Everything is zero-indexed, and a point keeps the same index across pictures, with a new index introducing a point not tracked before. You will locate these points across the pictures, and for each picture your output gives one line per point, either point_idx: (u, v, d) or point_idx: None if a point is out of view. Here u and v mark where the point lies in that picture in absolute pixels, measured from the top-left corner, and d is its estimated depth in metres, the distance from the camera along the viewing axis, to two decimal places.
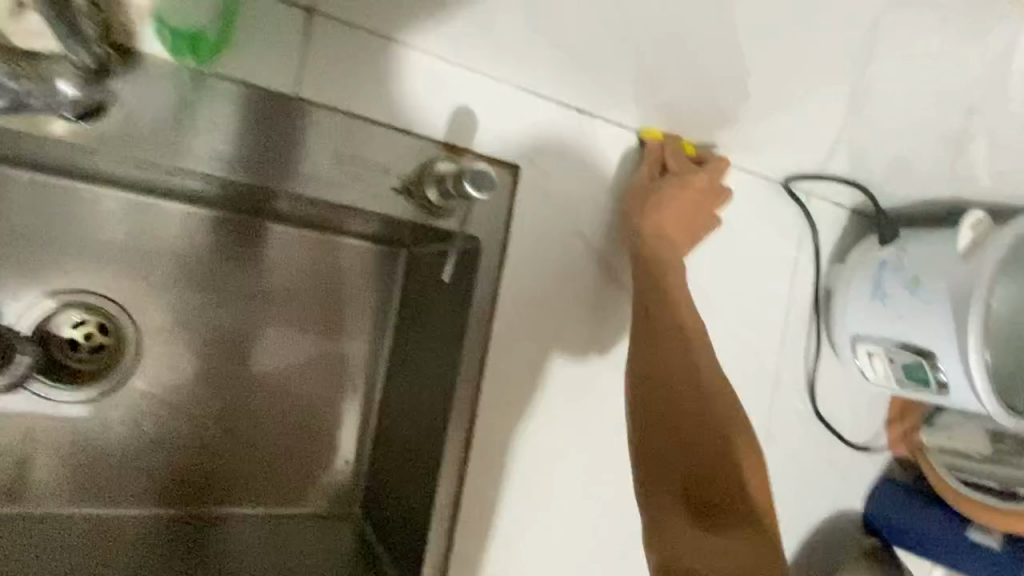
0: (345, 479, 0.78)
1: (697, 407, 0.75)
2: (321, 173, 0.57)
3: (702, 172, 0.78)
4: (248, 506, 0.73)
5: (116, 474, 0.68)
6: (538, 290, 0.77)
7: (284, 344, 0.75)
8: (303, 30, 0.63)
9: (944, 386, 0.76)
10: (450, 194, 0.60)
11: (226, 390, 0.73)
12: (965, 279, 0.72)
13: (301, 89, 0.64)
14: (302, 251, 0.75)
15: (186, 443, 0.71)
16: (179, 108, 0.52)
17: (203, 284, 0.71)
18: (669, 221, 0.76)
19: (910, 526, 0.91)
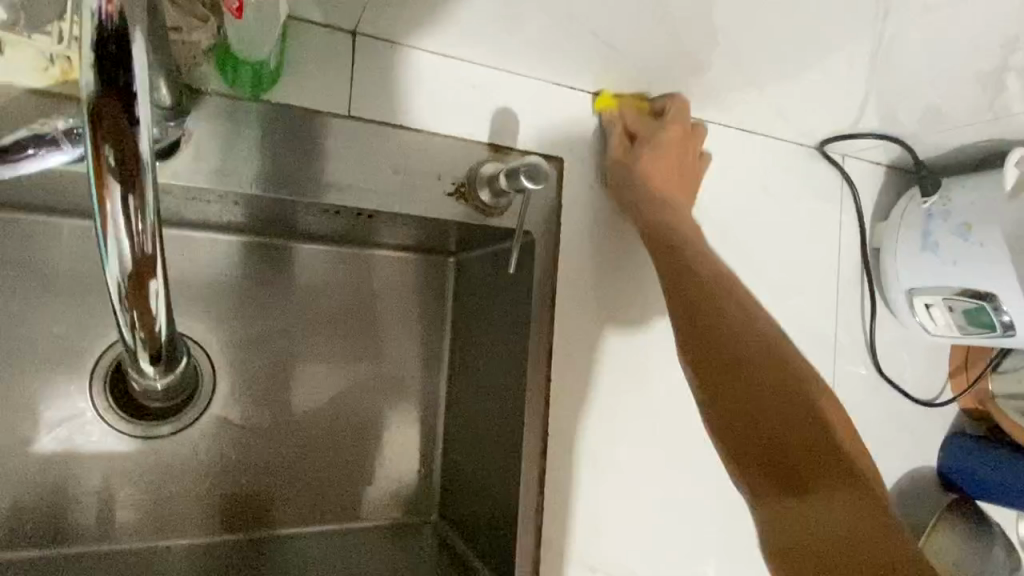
0: (413, 484, 0.80)
1: (736, 330, 0.63)
2: (376, 187, 0.60)
3: (665, 124, 0.76)
4: (322, 521, 0.76)
5: (198, 502, 0.71)
6: (590, 277, 0.78)
7: (341, 362, 0.77)
8: (348, 53, 0.67)
9: (1010, 327, 0.75)
10: (503, 190, 0.62)
11: (284, 410, 0.75)
12: (1019, 217, 0.72)
13: (353, 110, 0.67)
14: (349, 269, 0.78)
15: (258, 463, 0.74)
16: (235, 140, 0.55)
17: (256, 311, 0.74)
18: (655, 177, 0.74)
19: (986, 476, 0.90)
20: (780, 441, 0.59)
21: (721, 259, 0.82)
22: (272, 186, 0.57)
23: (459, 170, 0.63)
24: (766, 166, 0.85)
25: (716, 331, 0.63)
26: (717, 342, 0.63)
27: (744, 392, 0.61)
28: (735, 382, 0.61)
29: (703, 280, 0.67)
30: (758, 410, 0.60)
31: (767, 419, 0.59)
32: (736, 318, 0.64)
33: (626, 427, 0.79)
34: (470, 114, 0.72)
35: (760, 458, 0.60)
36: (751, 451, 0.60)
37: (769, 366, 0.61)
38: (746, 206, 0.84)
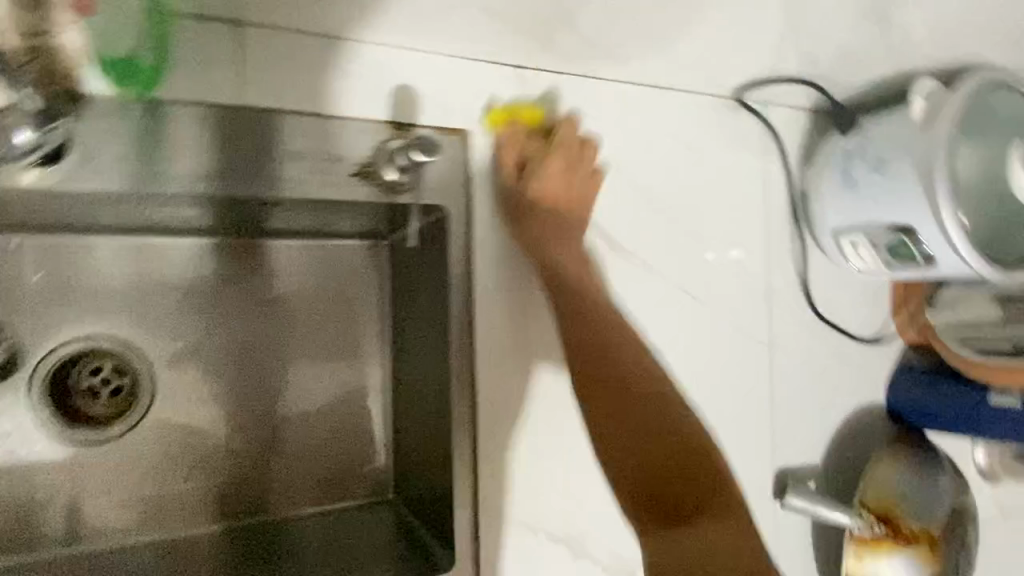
0: (388, 466, 0.77)
1: (619, 371, 0.74)
2: (295, 173, 0.62)
3: (552, 151, 0.74)
4: (304, 507, 0.73)
5: (173, 497, 0.69)
6: (511, 251, 0.75)
7: (292, 362, 0.74)
8: (229, 37, 0.63)
9: (931, 258, 0.76)
10: (408, 168, 0.63)
11: (256, 404, 0.72)
12: (925, 148, 0.73)
13: (244, 97, 0.64)
14: (290, 261, 0.74)
15: (205, 467, 0.70)
16: (151, 138, 0.58)
17: (214, 302, 0.72)
18: (548, 184, 0.73)
19: (930, 404, 0.92)
20: (666, 463, 0.75)
21: (647, 218, 0.82)
22: (206, 181, 0.60)
23: (359, 151, 0.64)
24: (691, 118, 0.84)
25: (594, 372, 0.74)
26: (597, 379, 0.74)
27: (615, 428, 0.75)
28: (611, 421, 0.75)
29: (605, 343, 0.74)
30: (642, 446, 0.75)
31: (645, 445, 0.75)
32: (626, 352, 0.74)
33: (564, 400, 0.77)
34: (363, 92, 0.68)
35: (638, 448, 0.75)
36: (626, 443, 0.76)
37: (645, 424, 0.75)
38: (668, 162, 0.83)
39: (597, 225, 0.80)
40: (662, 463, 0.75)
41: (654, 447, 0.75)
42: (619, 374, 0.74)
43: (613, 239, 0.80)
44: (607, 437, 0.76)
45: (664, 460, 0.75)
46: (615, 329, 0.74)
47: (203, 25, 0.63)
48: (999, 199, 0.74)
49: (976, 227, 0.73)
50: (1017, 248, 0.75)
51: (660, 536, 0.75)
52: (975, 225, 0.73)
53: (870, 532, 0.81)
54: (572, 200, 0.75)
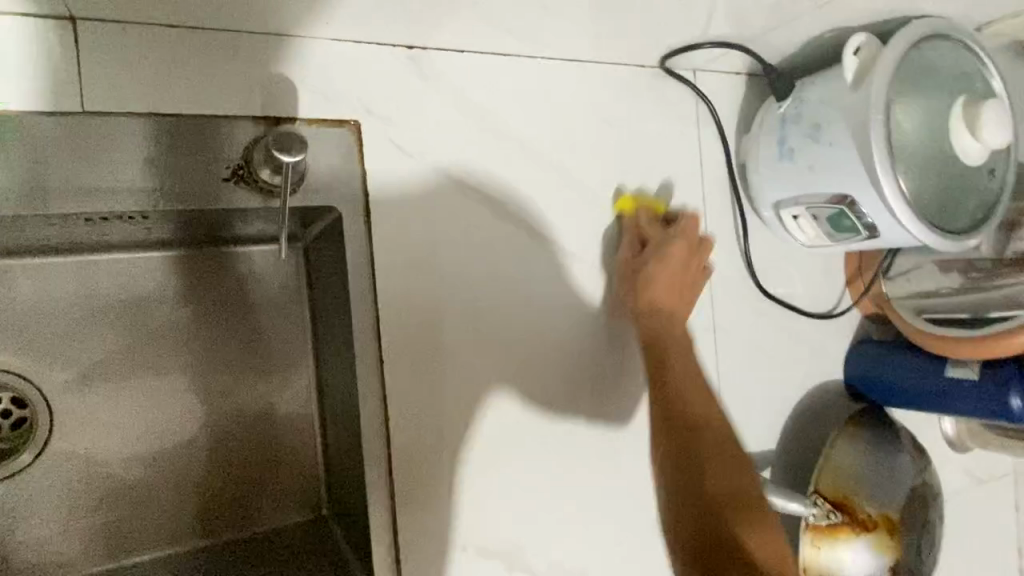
0: (326, 477, 0.72)
1: (689, 389, 0.71)
2: (179, 175, 0.57)
3: (674, 238, 0.77)
4: (276, 518, 0.70)
5: (141, 519, 0.65)
6: (419, 252, 0.69)
7: (255, 375, 0.69)
8: (62, 39, 0.55)
9: (873, 229, 0.71)
10: (282, 168, 0.57)
11: (229, 418, 0.69)
12: (859, 111, 0.67)
13: (86, 106, 0.56)
14: (214, 270, 0.69)
15: (140, 494, 0.65)
16: (79, 153, 0.54)
17: (174, 312, 0.67)
18: (663, 295, 0.75)
19: (888, 380, 0.87)
20: (723, 522, 0.63)
21: (573, 205, 0.77)
22: (156, 198, 0.56)
23: (232, 152, 0.58)
24: (611, 94, 0.79)
25: (676, 390, 0.71)
26: (676, 390, 0.71)
27: (676, 470, 0.67)
28: (682, 460, 0.67)
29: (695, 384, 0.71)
30: (689, 476, 0.66)
31: (688, 482, 0.65)
32: (704, 406, 0.70)
33: (490, 406, 0.72)
34: (230, 85, 0.60)
35: (697, 512, 0.64)
36: (698, 466, 0.66)
37: (680, 429, 0.69)
38: (591, 143, 0.78)
39: (518, 216, 0.74)
40: (696, 494, 0.65)
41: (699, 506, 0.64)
42: (693, 424, 0.69)
43: (533, 229, 0.74)
44: (676, 492, 0.66)
45: (710, 542, 0.62)
46: (697, 391, 0.71)
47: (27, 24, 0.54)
48: (938, 162, 0.69)
49: (919, 194, 0.68)
50: (961, 212, 0.71)
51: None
52: (916, 192, 0.68)
53: (827, 519, 0.77)
54: (676, 279, 0.76)
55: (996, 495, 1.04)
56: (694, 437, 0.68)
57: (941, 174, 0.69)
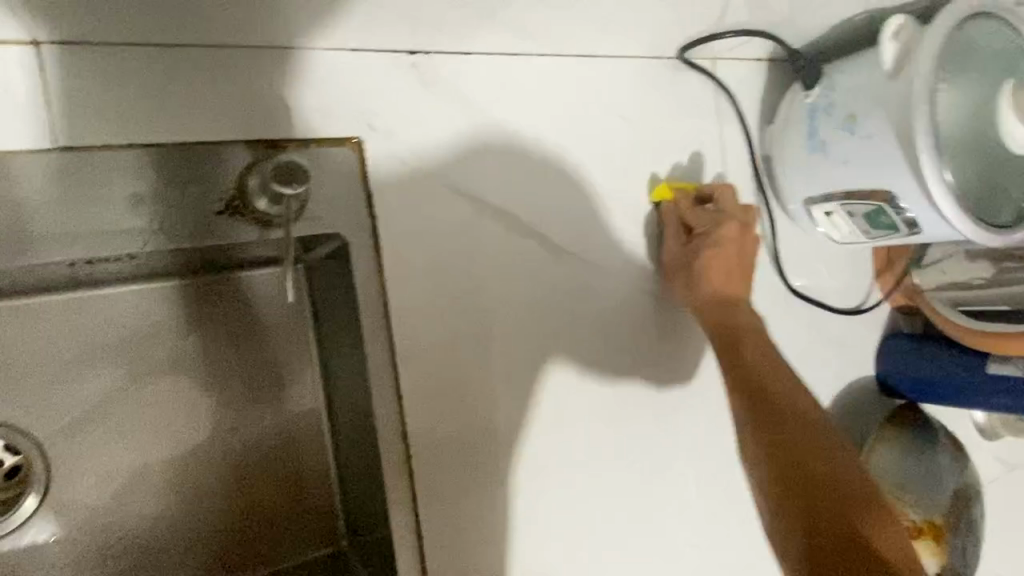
0: (342, 510, 0.67)
1: (768, 377, 0.69)
2: (166, 209, 0.52)
3: (722, 220, 0.74)
4: (292, 556, 0.65)
5: (152, 571, 0.61)
6: (434, 273, 0.65)
7: (265, 407, 0.64)
8: (32, 68, 0.51)
9: (913, 225, 0.67)
10: (280, 197, 0.52)
11: (242, 455, 0.64)
12: (901, 100, 0.62)
13: (60, 140, 0.52)
14: (212, 300, 0.63)
15: (148, 542, 0.61)
16: (70, 196, 0.49)
17: (176, 346, 0.61)
18: (717, 280, 0.73)
19: (923, 376, 0.84)
20: (816, 460, 0.63)
21: (591, 211, 0.73)
22: (156, 238, 0.52)
23: (227, 181, 0.53)
24: (627, 91, 0.74)
25: (755, 374, 0.69)
26: (757, 379, 0.69)
27: (777, 429, 0.65)
28: (774, 437, 0.65)
29: (756, 340, 0.72)
30: (783, 440, 0.65)
31: (781, 439, 0.65)
32: (759, 352, 0.71)
33: (515, 431, 0.68)
34: (226, 107, 0.57)
35: (801, 460, 0.63)
36: (789, 437, 0.65)
37: (787, 396, 0.68)
38: (608, 144, 0.74)
39: (536, 230, 0.70)
40: (804, 476, 0.62)
41: (760, 409, 0.67)
42: (772, 391, 0.68)
43: (550, 241, 0.71)
44: (774, 465, 0.64)
45: (819, 511, 0.59)
46: (753, 335, 0.72)
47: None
48: (981, 153, 0.65)
49: (965, 185, 0.63)
50: (1009, 203, 0.65)
51: (812, 533, 0.59)
52: (963, 184, 0.63)
53: None
54: (734, 260, 0.74)
55: None
56: (800, 413, 0.67)
57: (986, 164, 0.65)
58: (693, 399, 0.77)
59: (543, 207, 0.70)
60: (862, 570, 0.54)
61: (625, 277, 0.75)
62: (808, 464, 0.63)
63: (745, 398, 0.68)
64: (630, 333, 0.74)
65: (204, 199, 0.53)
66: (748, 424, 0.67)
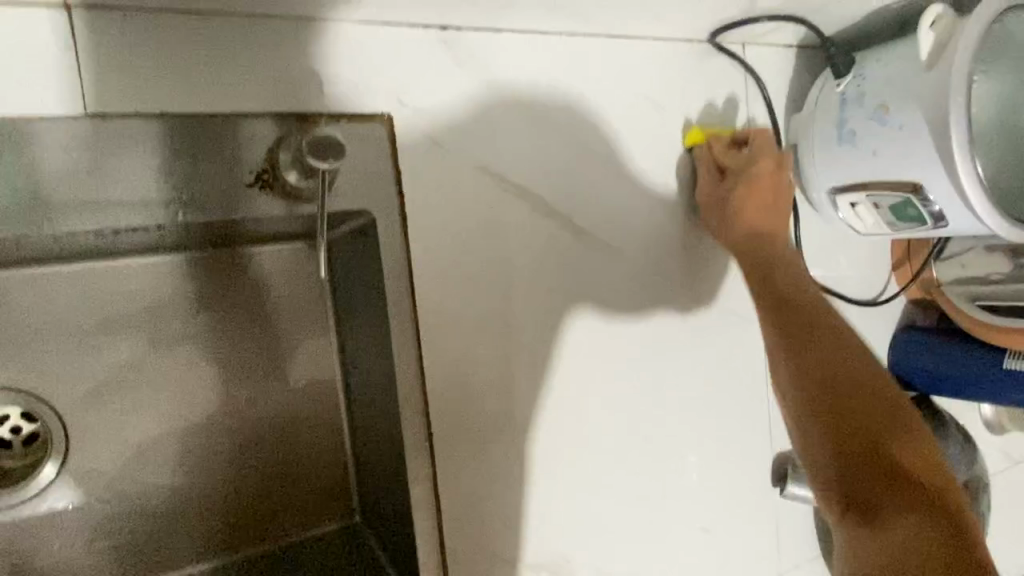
0: (356, 485, 0.68)
1: (798, 302, 0.68)
2: (192, 180, 0.51)
3: (755, 159, 0.74)
4: (305, 528, 0.66)
5: (167, 538, 0.61)
6: (461, 252, 0.65)
7: (281, 380, 0.64)
8: (62, 34, 0.50)
9: (940, 218, 0.66)
10: (311, 171, 0.51)
11: (258, 428, 0.64)
12: (937, 92, 0.61)
13: (90, 108, 0.51)
14: (227, 275, 0.62)
15: (163, 509, 0.61)
16: (96, 163, 0.49)
17: (194, 318, 0.61)
18: (758, 215, 0.73)
19: (937, 370, 0.84)
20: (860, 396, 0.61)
21: (616, 195, 0.72)
22: (182, 208, 0.51)
23: (254, 154, 0.52)
24: (655, 74, 0.74)
25: (791, 305, 0.68)
26: (786, 303, 0.68)
27: (811, 358, 0.64)
28: (812, 364, 0.63)
29: (800, 287, 0.70)
30: (822, 366, 0.63)
31: (823, 368, 0.63)
32: (799, 291, 0.69)
33: (535, 412, 0.68)
34: (260, 80, 0.56)
35: (842, 394, 0.61)
36: (825, 370, 0.63)
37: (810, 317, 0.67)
38: (635, 127, 0.73)
39: (562, 212, 0.70)
40: (840, 407, 0.61)
41: (829, 392, 0.62)
42: (804, 311, 0.67)
43: (574, 224, 0.70)
44: (810, 397, 0.62)
45: (860, 445, 0.58)
46: (785, 263, 0.71)
47: (32, 18, 0.49)
48: (1011, 148, 0.65)
49: (995, 178, 0.63)
50: None
51: (882, 529, 0.54)
52: (995, 180, 0.63)
53: None
54: (766, 182, 0.73)
55: None
56: (825, 329, 0.66)
57: (1017, 159, 0.64)
58: (709, 383, 0.78)
59: (570, 190, 0.70)
60: (914, 526, 0.53)
61: (649, 263, 0.75)
62: (851, 399, 0.61)
63: (811, 391, 0.62)
64: (649, 319, 0.74)
65: (231, 171, 0.52)
66: (818, 424, 0.61)
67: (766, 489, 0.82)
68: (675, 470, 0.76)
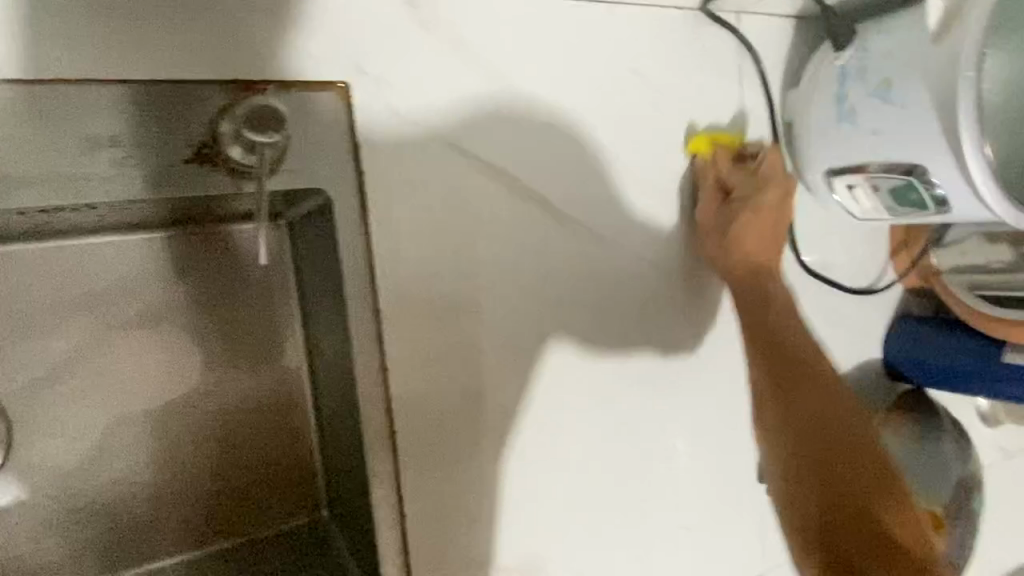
0: (324, 479, 0.64)
1: (795, 359, 0.67)
2: (127, 152, 0.46)
3: (762, 186, 0.70)
4: (270, 524, 0.62)
5: (120, 536, 0.57)
6: (430, 236, 0.60)
7: (240, 370, 0.60)
8: None
9: (943, 203, 0.62)
10: (256, 145, 0.46)
11: (215, 421, 0.59)
12: (946, 67, 0.56)
13: (10, 72, 0.46)
14: (180, 255, 0.57)
15: (114, 507, 0.57)
16: (20, 134, 0.44)
17: (143, 303, 0.56)
18: (757, 251, 0.69)
19: (934, 362, 0.81)
20: (851, 459, 0.61)
21: (601, 174, 0.68)
22: (116, 184, 0.46)
23: (196, 125, 0.47)
24: (644, 44, 0.68)
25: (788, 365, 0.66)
26: (787, 377, 0.66)
27: (812, 445, 0.63)
28: (811, 451, 0.62)
29: (798, 354, 0.67)
30: (819, 445, 0.62)
31: (823, 449, 0.62)
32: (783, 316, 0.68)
33: (509, 406, 0.64)
34: (205, 43, 0.51)
35: (834, 468, 0.61)
36: (815, 441, 0.63)
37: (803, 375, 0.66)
38: (622, 100, 0.68)
39: (541, 192, 0.65)
40: (830, 478, 0.61)
41: (816, 468, 0.62)
42: (806, 387, 0.65)
43: (553, 206, 0.66)
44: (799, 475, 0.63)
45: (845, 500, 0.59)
46: (780, 297, 0.69)
47: None
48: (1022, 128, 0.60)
49: (1004, 160, 0.59)
50: None
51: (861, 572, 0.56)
52: (1004, 162, 0.58)
53: None
54: (772, 232, 0.70)
55: None
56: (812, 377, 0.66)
57: None
58: (696, 373, 0.74)
59: (550, 168, 0.65)
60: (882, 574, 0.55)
61: (634, 249, 0.70)
62: (845, 472, 0.60)
63: (798, 464, 0.63)
64: (634, 307, 0.70)
65: (170, 143, 0.47)
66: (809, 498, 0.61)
67: (753, 483, 0.79)
68: (659, 464, 0.73)
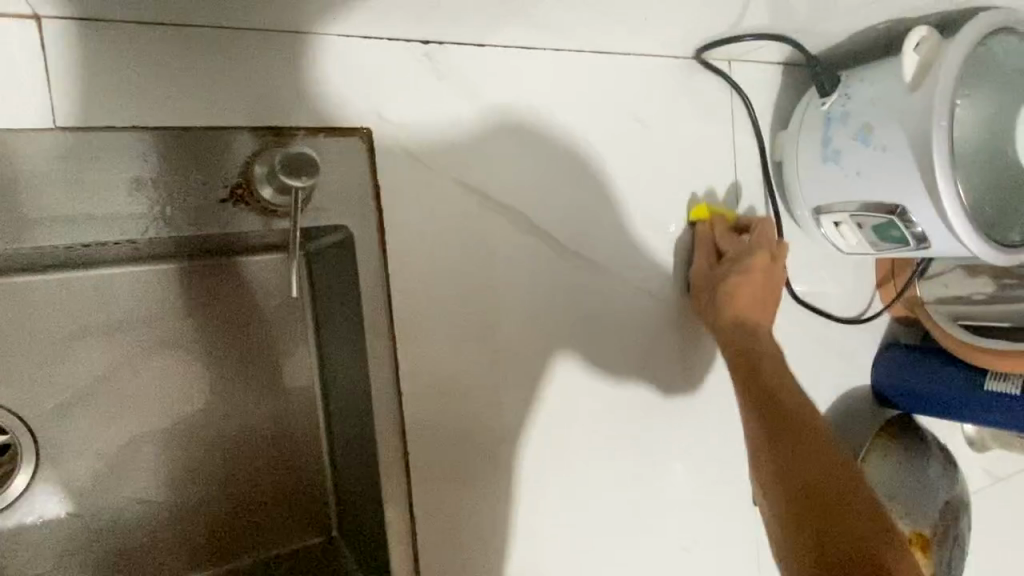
0: (334, 499, 0.67)
1: (770, 370, 0.68)
2: (166, 194, 0.50)
3: (753, 247, 0.74)
4: (282, 543, 0.65)
5: (141, 552, 0.60)
6: (442, 268, 0.64)
7: (257, 394, 0.63)
8: (34, 45, 0.49)
9: (922, 239, 0.66)
10: (285, 187, 0.50)
11: (231, 443, 0.63)
12: (921, 115, 0.61)
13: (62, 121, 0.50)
14: (205, 286, 0.61)
15: (136, 524, 0.60)
16: (70, 177, 0.48)
17: (170, 330, 0.60)
18: (746, 306, 0.72)
19: (919, 389, 0.84)
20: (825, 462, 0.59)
21: (601, 210, 0.72)
22: (155, 222, 0.50)
23: (230, 168, 0.51)
24: (641, 89, 0.73)
25: (766, 376, 0.68)
26: (761, 385, 0.67)
27: (790, 444, 0.62)
28: (786, 447, 0.61)
29: (773, 368, 0.69)
30: (794, 441, 0.62)
31: (797, 443, 0.61)
32: (767, 349, 0.70)
33: (514, 430, 0.67)
34: (239, 93, 0.55)
35: (816, 470, 0.59)
36: (791, 437, 0.62)
37: (779, 383, 0.67)
38: (620, 141, 0.73)
39: (545, 227, 0.69)
40: (810, 478, 0.58)
41: (794, 465, 0.60)
42: (782, 394, 0.66)
43: (556, 240, 0.70)
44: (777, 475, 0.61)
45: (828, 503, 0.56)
46: (771, 353, 0.70)
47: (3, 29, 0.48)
48: (994, 171, 0.65)
49: (977, 201, 0.63)
50: (1019, 223, 0.65)
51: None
52: (977, 203, 0.63)
53: None
54: (765, 290, 0.73)
55: (1014, 497, 1.02)
56: (789, 389, 0.67)
57: (999, 182, 0.64)
58: (692, 398, 0.78)
59: (554, 204, 0.69)
60: None
61: (632, 280, 0.74)
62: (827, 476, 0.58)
63: (777, 459, 0.61)
64: (632, 335, 0.74)
65: (206, 185, 0.51)
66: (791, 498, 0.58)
67: (748, 506, 0.82)
68: (657, 487, 0.76)
